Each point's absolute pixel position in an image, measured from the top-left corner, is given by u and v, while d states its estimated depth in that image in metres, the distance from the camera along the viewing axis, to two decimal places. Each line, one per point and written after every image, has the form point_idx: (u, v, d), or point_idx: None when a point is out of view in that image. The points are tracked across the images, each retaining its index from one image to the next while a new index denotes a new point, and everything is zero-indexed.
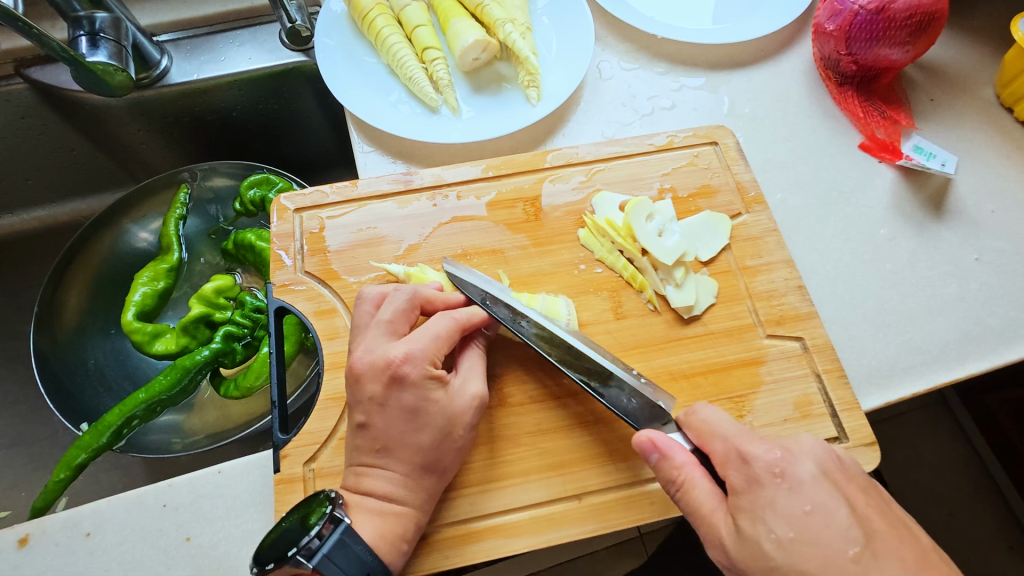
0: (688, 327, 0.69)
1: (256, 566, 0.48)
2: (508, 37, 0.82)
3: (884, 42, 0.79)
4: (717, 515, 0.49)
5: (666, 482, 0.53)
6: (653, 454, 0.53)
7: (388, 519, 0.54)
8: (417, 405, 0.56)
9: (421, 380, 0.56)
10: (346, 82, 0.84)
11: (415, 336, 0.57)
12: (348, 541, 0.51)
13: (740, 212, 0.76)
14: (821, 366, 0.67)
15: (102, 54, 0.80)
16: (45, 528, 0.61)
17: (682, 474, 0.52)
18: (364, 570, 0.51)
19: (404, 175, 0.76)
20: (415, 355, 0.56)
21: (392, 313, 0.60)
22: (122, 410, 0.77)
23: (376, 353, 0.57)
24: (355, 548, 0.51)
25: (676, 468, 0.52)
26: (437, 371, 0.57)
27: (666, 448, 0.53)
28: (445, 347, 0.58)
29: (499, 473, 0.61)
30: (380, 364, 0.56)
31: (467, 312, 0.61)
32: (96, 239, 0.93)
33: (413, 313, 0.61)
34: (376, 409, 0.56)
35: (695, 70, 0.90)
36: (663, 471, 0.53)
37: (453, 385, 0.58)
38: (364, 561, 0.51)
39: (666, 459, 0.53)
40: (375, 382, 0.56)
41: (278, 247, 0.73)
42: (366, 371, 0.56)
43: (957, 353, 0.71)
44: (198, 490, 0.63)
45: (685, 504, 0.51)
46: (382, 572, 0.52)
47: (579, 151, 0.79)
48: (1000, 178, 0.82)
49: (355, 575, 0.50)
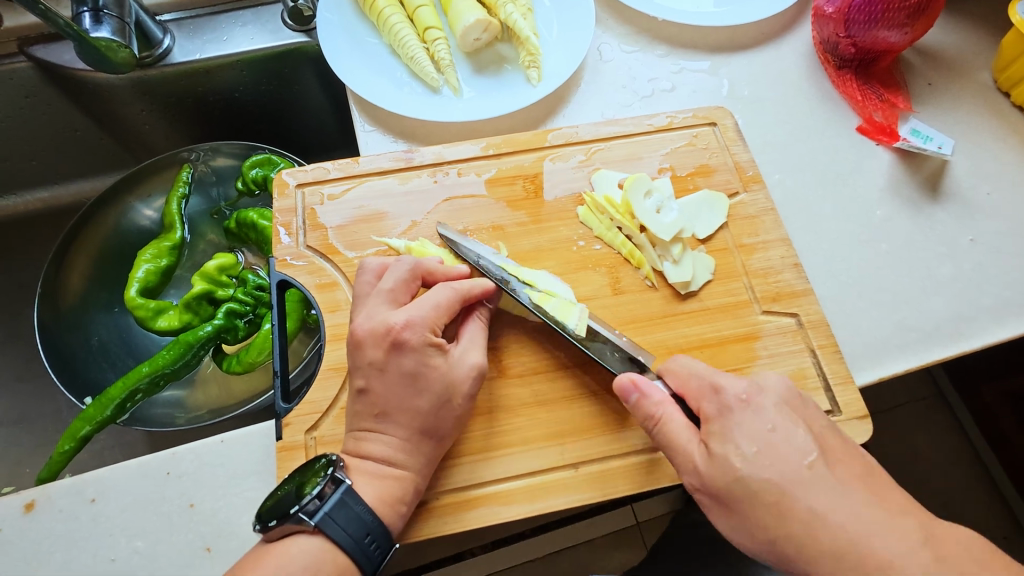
0: (685, 303, 0.70)
1: (260, 524, 0.51)
2: (510, 17, 0.82)
3: (883, 24, 0.79)
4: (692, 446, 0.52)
5: (644, 419, 0.56)
6: (633, 393, 0.56)
7: (387, 482, 0.55)
8: (416, 370, 0.57)
9: (421, 346, 0.57)
10: (348, 61, 0.85)
11: (416, 305, 0.59)
12: (348, 501, 0.52)
13: (738, 191, 0.77)
14: (816, 341, 0.68)
15: (106, 30, 0.81)
16: (51, 494, 0.62)
17: (659, 411, 0.55)
18: (364, 529, 0.52)
19: (405, 152, 0.77)
20: (414, 321, 0.58)
21: (393, 283, 0.61)
22: (125, 383, 0.78)
23: (376, 320, 0.58)
24: (355, 508, 0.52)
25: (654, 408, 0.55)
26: (436, 338, 0.58)
27: (646, 388, 0.56)
28: (444, 316, 0.60)
29: (496, 442, 0.63)
30: (380, 330, 0.57)
31: (468, 283, 0.62)
32: (99, 218, 0.94)
33: (415, 284, 0.62)
34: (376, 373, 0.57)
35: (695, 53, 0.90)
36: (641, 409, 0.56)
37: (452, 353, 0.59)
38: (364, 521, 0.52)
39: (651, 399, 0.55)
40: (375, 349, 0.57)
41: (280, 223, 0.74)
42: (366, 338, 0.58)
43: (950, 332, 0.72)
44: (201, 458, 0.64)
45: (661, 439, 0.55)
46: (381, 532, 0.53)
47: (579, 130, 0.79)
48: (996, 161, 0.82)
49: (355, 533, 0.52)
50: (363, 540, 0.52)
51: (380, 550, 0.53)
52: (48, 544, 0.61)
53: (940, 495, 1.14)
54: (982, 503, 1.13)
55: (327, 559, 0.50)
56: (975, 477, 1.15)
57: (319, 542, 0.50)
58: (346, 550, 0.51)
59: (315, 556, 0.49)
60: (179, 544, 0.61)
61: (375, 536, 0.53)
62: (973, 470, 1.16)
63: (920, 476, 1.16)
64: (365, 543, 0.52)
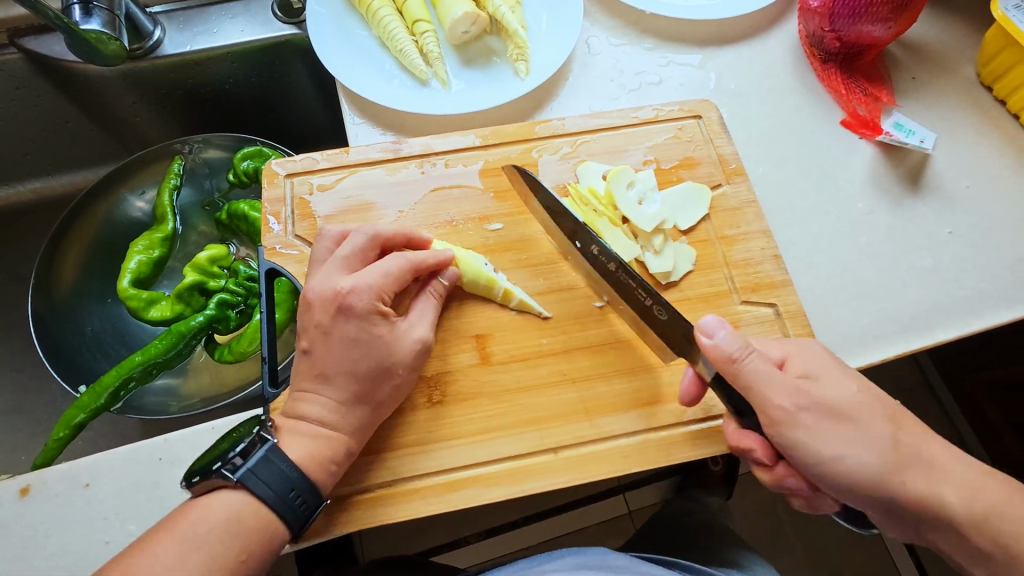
0: (666, 292, 0.72)
1: (185, 481, 0.53)
2: (498, 10, 0.83)
3: (867, 18, 0.80)
4: (781, 395, 0.55)
5: (722, 361, 0.57)
6: (719, 330, 0.58)
7: (319, 442, 0.57)
8: (359, 335, 0.59)
9: (368, 313, 0.59)
10: (336, 54, 0.85)
11: (366, 273, 0.61)
12: (272, 459, 0.54)
13: (721, 184, 0.78)
14: (792, 331, 0.70)
15: (95, 22, 0.81)
16: (45, 478, 0.64)
17: (741, 353, 0.57)
18: (289, 485, 0.54)
19: (393, 143, 0.78)
20: (360, 288, 0.60)
21: (349, 252, 0.63)
22: (119, 371, 0.79)
23: (327, 283, 0.61)
24: (278, 465, 0.54)
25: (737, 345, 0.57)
26: (382, 306, 0.61)
27: (723, 332, 0.58)
28: (394, 284, 0.62)
29: (478, 427, 0.64)
30: (328, 294, 0.60)
31: (420, 256, 0.64)
32: (93, 208, 0.95)
33: (372, 252, 0.64)
34: (320, 337, 0.59)
35: (684, 47, 0.91)
36: (718, 352, 0.57)
37: (398, 325, 0.62)
38: (289, 477, 0.54)
39: (729, 342, 0.57)
40: (323, 312, 0.60)
41: (269, 212, 0.75)
42: (315, 301, 0.60)
43: (927, 322, 0.74)
44: (191, 444, 0.65)
45: (742, 377, 0.56)
46: (308, 489, 0.55)
47: (566, 122, 0.80)
48: (977, 154, 0.84)
49: (279, 489, 0.53)
50: (288, 495, 0.54)
51: (306, 505, 0.55)
52: (42, 527, 0.63)
53: None
54: None
55: (250, 512, 0.52)
56: None
57: (242, 496, 0.52)
58: (268, 503, 0.53)
59: (238, 509, 0.51)
60: None
61: (301, 492, 0.55)
62: None
63: None
64: (290, 498, 0.54)
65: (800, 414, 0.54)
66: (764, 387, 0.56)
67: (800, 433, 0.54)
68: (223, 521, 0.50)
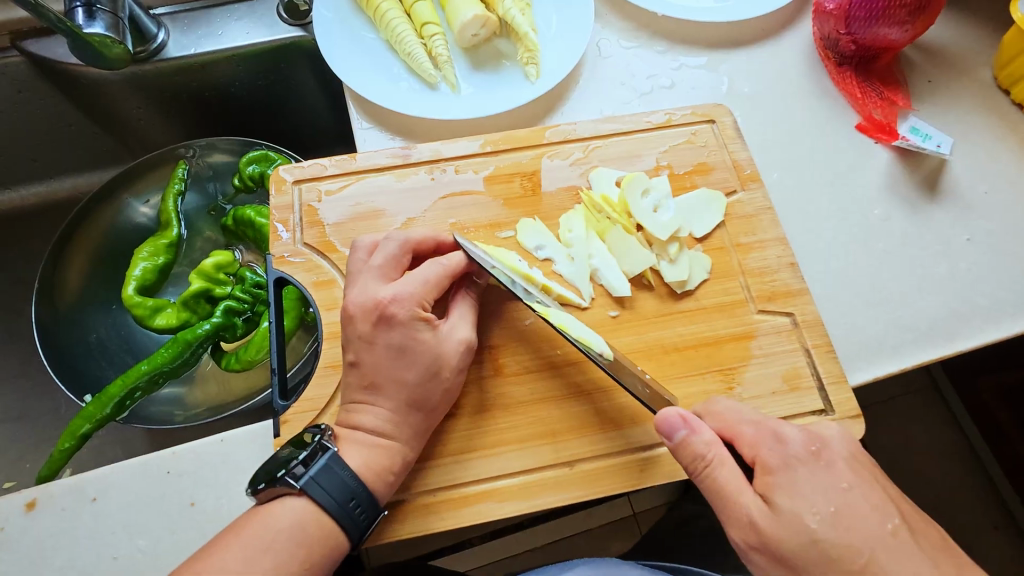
0: (682, 302, 0.71)
1: (250, 488, 0.53)
2: (508, 13, 0.82)
3: (884, 21, 0.79)
4: (745, 496, 0.51)
5: (691, 460, 0.54)
6: (681, 430, 0.55)
7: (376, 451, 0.57)
8: (405, 343, 0.58)
9: (411, 320, 0.59)
10: (344, 58, 0.84)
11: (405, 280, 0.60)
12: (334, 467, 0.54)
13: (736, 190, 0.77)
14: (810, 341, 0.69)
15: (99, 25, 0.80)
16: (51, 492, 0.63)
17: (710, 453, 0.53)
18: (349, 494, 0.54)
19: (402, 149, 0.77)
20: (401, 296, 0.60)
21: (384, 258, 0.62)
22: (125, 381, 0.79)
23: (367, 294, 0.60)
24: (340, 473, 0.54)
25: (701, 447, 0.54)
26: (424, 313, 0.60)
27: (695, 425, 0.55)
28: (434, 291, 0.61)
29: (491, 440, 0.63)
30: (369, 305, 0.59)
31: (455, 258, 0.64)
32: (96, 214, 0.94)
33: (405, 259, 0.63)
34: (365, 347, 0.59)
35: (695, 49, 0.90)
36: (687, 449, 0.54)
37: (441, 328, 0.61)
38: (349, 486, 0.54)
39: (694, 443, 0.54)
40: (364, 323, 0.59)
41: (277, 220, 0.74)
42: (356, 312, 0.59)
43: (945, 331, 0.73)
44: (201, 457, 0.64)
45: (707, 482, 0.53)
46: (367, 499, 0.55)
47: (577, 127, 0.79)
48: (994, 160, 0.82)
49: (339, 498, 0.53)
50: (348, 504, 0.53)
51: (365, 516, 0.54)
52: (50, 543, 0.61)
53: (933, 489, 1.16)
54: (976, 496, 1.15)
55: (311, 521, 0.51)
56: (968, 471, 1.17)
57: (304, 504, 0.52)
58: (330, 512, 0.52)
59: (300, 516, 0.51)
60: (178, 542, 0.61)
61: (360, 502, 0.54)
62: (966, 463, 1.18)
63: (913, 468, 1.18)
64: (350, 508, 0.53)
65: (768, 512, 0.50)
66: (753, 428, 0.56)
67: (755, 535, 0.50)
68: (287, 529, 0.50)
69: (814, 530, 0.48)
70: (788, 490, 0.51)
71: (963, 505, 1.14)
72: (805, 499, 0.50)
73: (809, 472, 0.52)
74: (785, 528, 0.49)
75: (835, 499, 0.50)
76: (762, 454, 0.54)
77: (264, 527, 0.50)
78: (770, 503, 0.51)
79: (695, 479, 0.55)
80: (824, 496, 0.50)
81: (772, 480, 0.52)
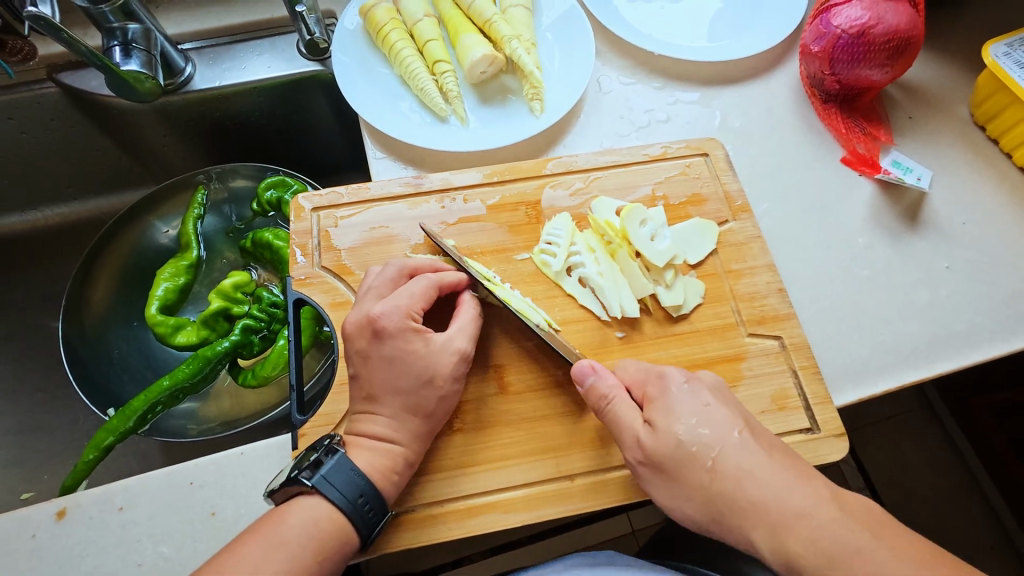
0: (677, 324, 0.75)
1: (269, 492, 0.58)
2: (514, 52, 0.88)
3: (865, 63, 0.84)
4: (636, 422, 0.61)
5: (596, 399, 0.64)
6: (589, 376, 0.64)
7: (385, 461, 0.61)
8: (396, 354, 0.63)
9: (401, 331, 0.63)
10: (361, 92, 0.90)
11: (394, 296, 0.65)
12: (342, 465, 0.58)
13: (728, 220, 0.82)
14: (798, 363, 0.73)
15: (134, 63, 0.86)
16: (81, 501, 0.67)
17: (611, 392, 0.63)
18: (357, 491, 0.57)
19: (415, 178, 0.82)
20: (391, 310, 0.64)
21: (380, 281, 0.67)
22: (147, 396, 0.83)
23: (361, 313, 0.65)
24: (348, 471, 0.58)
25: (605, 389, 0.63)
26: (413, 324, 0.64)
27: (601, 372, 0.65)
28: (421, 303, 0.66)
29: (496, 454, 0.67)
30: (362, 322, 0.64)
31: (444, 276, 0.69)
32: (121, 235, 0.99)
33: (403, 281, 0.68)
34: (361, 361, 0.63)
35: (690, 85, 0.96)
36: (595, 390, 0.64)
37: (434, 339, 0.65)
38: (358, 484, 0.58)
39: (599, 385, 0.64)
40: (360, 338, 0.64)
41: (297, 244, 0.78)
42: (352, 329, 0.64)
43: (926, 355, 0.77)
44: (223, 469, 0.68)
45: (609, 415, 0.62)
46: (375, 497, 0.58)
47: (578, 159, 0.84)
48: (971, 193, 0.87)
49: (349, 495, 0.57)
50: (357, 501, 0.57)
51: (373, 512, 0.58)
52: (78, 549, 0.65)
53: (929, 506, 1.19)
54: (972, 511, 1.18)
55: (324, 517, 0.55)
56: (962, 487, 1.20)
57: (316, 501, 0.56)
58: (340, 508, 0.56)
59: (313, 512, 0.55)
60: (200, 550, 0.65)
61: (369, 499, 0.58)
62: (959, 477, 1.21)
63: (909, 488, 1.21)
64: (359, 504, 0.57)
65: (650, 434, 0.59)
66: (639, 370, 0.66)
67: (642, 453, 0.59)
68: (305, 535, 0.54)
69: (682, 437, 0.58)
70: (664, 410, 0.60)
71: (960, 521, 1.18)
72: (676, 415, 0.59)
73: (681, 396, 0.61)
74: (659, 441, 0.58)
75: (699, 413, 0.59)
76: (647, 389, 0.63)
77: (282, 523, 0.54)
78: (652, 425, 0.60)
79: (601, 416, 0.64)
80: (691, 410, 0.59)
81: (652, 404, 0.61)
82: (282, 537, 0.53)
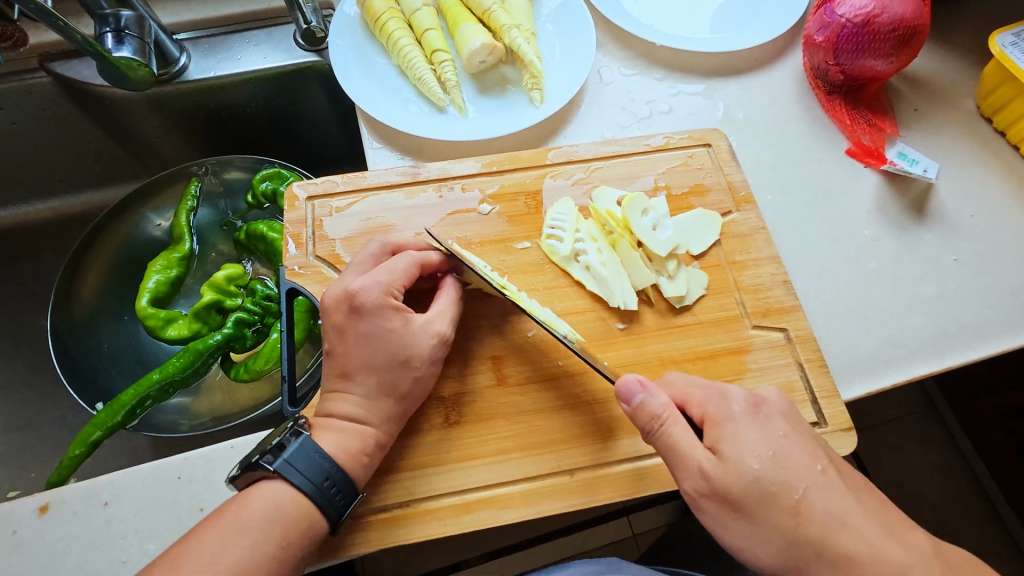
0: (680, 316, 0.73)
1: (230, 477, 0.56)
2: (514, 41, 0.86)
3: (870, 53, 0.83)
4: (698, 451, 0.53)
5: (647, 421, 0.56)
6: (639, 393, 0.56)
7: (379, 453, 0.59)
8: (374, 331, 0.61)
9: (380, 309, 0.61)
10: (358, 81, 0.88)
11: (375, 272, 0.63)
12: (306, 449, 0.56)
13: (731, 211, 0.80)
14: (803, 356, 0.72)
15: (127, 50, 0.84)
16: (65, 496, 0.64)
17: (664, 414, 0.55)
18: (323, 474, 0.55)
19: (412, 167, 0.80)
20: (370, 285, 0.62)
21: (361, 257, 0.66)
22: (137, 389, 0.80)
23: (341, 286, 0.63)
24: (312, 454, 0.56)
25: (658, 410, 0.55)
26: (392, 300, 0.62)
27: (652, 391, 0.57)
28: (402, 279, 0.64)
29: (493, 448, 0.65)
30: (341, 296, 0.62)
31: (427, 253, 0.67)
32: (113, 228, 0.97)
33: (384, 258, 0.67)
34: (337, 336, 0.62)
35: (692, 77, 0.94)
36: (644, 412, 0.56)
37: (414, 320, 0.63)
38: (323, 467, 0.56)
39: (651, 405, 0.56)
40: (338, 313, 0.62)
41: (290, 233, 0.77)
42: (331, 304, 0.63)
43: (935, 349, 0.75)
44: (212, 462, 0.66)
45: (664, 439, 0.55)
46: (343, 480, 0.56)
47: (579, 149, 0.83)
48: (978, 185, 0.86)
49: (314, 479, 0.55)
50: (323, 485, 0.55)
51: (341, 496, 0.56)
52: (61, 546, 0.63)
53: (934, 508, 1.17)
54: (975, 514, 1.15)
55: (289, 501, 0.53)
56: (967, 488, 1.18)
57: (280, 486, 0.54)
58: (305, 492, 0.54)
59: (275, 497, 0.53)
60: None
61: (336, 483, 0.56)
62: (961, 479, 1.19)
63: (915, 490, 1.18)
64: (325, 488, 0.55)
65: (715, 461, 0.53)
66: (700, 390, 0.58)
67: (705, 483, 0.52)
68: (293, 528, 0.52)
69: (757, 470, 0.52)
70: (733, 440, 0.53)
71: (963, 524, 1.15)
72: (749, 446, 0.53)
73: (748, 424, 0.55)
74: (730, 473, 0.52)
75: (775, 444, 0.53)
76: (709, 410, 0.56)
77: (243, 508, 0.52)
78: (718, 454, 0.53)
79: (652, 439, 0.56)
80: (760, 444, 0.53)
81: (719, 432, 0.54)
82: (243, 523, 0.51)
